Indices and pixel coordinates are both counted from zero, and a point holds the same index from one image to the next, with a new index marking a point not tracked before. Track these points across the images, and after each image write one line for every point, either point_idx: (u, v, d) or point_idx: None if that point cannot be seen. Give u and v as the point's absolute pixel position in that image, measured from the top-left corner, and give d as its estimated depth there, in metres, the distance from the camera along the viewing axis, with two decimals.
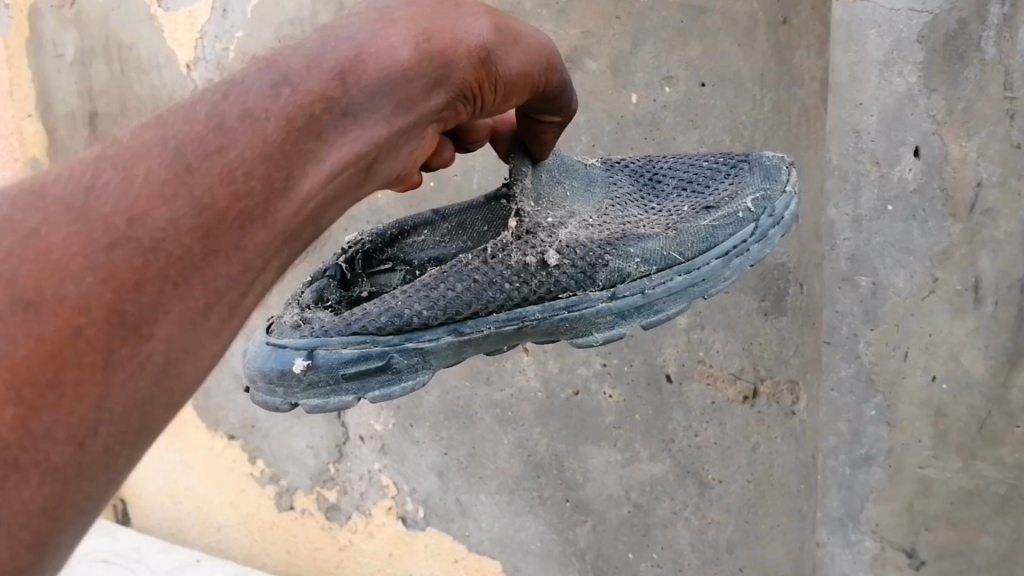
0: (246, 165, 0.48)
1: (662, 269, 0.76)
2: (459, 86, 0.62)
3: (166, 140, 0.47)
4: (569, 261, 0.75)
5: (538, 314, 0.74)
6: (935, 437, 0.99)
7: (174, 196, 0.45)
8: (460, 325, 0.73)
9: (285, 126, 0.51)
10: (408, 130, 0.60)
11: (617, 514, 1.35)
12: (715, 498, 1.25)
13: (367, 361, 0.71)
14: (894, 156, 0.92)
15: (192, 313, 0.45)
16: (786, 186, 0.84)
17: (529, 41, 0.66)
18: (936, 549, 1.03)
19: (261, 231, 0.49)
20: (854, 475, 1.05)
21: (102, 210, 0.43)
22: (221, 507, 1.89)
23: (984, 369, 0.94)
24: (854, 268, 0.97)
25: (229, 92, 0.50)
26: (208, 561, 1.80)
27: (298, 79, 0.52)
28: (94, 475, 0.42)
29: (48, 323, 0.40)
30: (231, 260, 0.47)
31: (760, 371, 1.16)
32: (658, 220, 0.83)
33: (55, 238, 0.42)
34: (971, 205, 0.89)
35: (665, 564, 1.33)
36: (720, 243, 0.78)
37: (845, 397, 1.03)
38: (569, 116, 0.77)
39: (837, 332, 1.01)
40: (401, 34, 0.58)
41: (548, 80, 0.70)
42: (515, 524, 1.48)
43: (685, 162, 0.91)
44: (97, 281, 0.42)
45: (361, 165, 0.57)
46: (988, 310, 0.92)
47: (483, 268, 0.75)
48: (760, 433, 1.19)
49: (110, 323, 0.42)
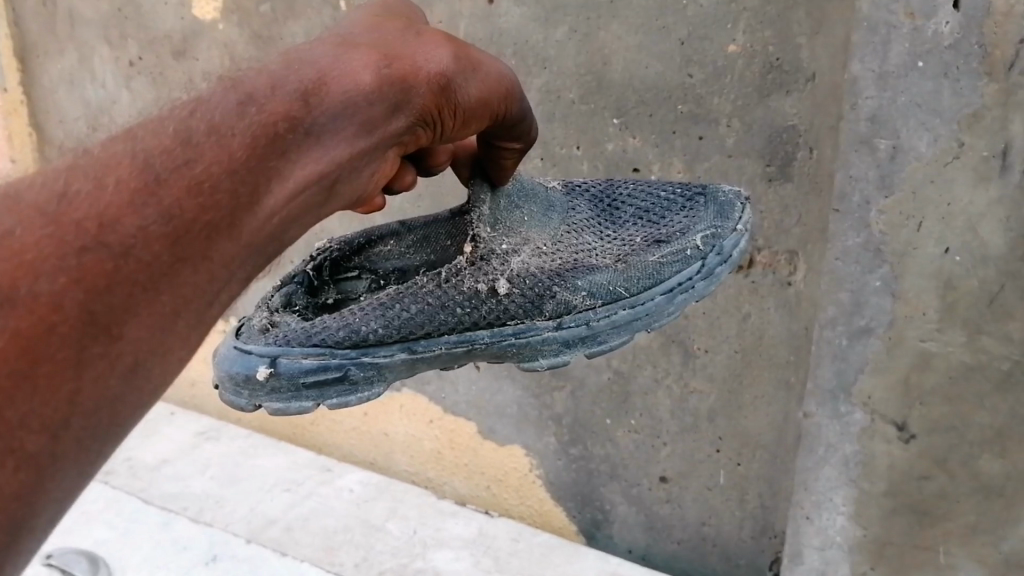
0: (212, 178, 0.55)
1: (607, 302, 0.84)
2: (421, 112, 0.69)
3: (135, 153, 0.53)
4: (519, 291, 0.83)
5: (487, 338, 0.82)
6: (942, 309, 0.96)
7: (143, 206, 0.51)
8: (413, 343, 0.81)
9: (250, 144, 0.58)
10: (369, 151, 0.67)
11: (597, 381, 1.32)
12: (699, 368, 1.22)
13: (326, 371, 0.78)
14: (931, 7, 0.87)
15: (159, 318, 0.51)
16: (737, 224, 0.90)
17: (490, 69, 0.73)
18: (928, 423, 1.03)
19: (226, 243, 0.56)
20: (851, 346, 1.03)
21: (76, 215, 0.49)
22: (194, 363, 1.84)
23: (1002, 243, 0.91)
24: (873, 130, 0.92)
25: (197, 110, 0.57)
26: (183, 415, 1.79)
27: (263, 100, 0.59)
28: (66, 461, 0.47)
29: (23, 318, 0.45)
30: (195, 268, 0.53)
31: (757, 241, 1.10)
32: (612, 251, 0.89)
33: (29, 240, 0.47)
34: (1010, 63, 0.85)
35: (643, 429, 1.31)
36: (665, 279, 0.85)
37: (849, 267, 0.99)
38: (529, 143, 0.82)
39: (848, 200, 0.96)
40: (362, 61, 0.65)
41: (508, 108, 0.76)
42: (492, 387, 1.45)
43: (647, 190, 0.97)
44: (66, 283, 0.47)
45: (324, 184, 0.64)
46: (1015, 178, 0.88)
47: (437, 291, 0.82)
48: (752, 303, 1.14)
49: (82, 321, 0.47)
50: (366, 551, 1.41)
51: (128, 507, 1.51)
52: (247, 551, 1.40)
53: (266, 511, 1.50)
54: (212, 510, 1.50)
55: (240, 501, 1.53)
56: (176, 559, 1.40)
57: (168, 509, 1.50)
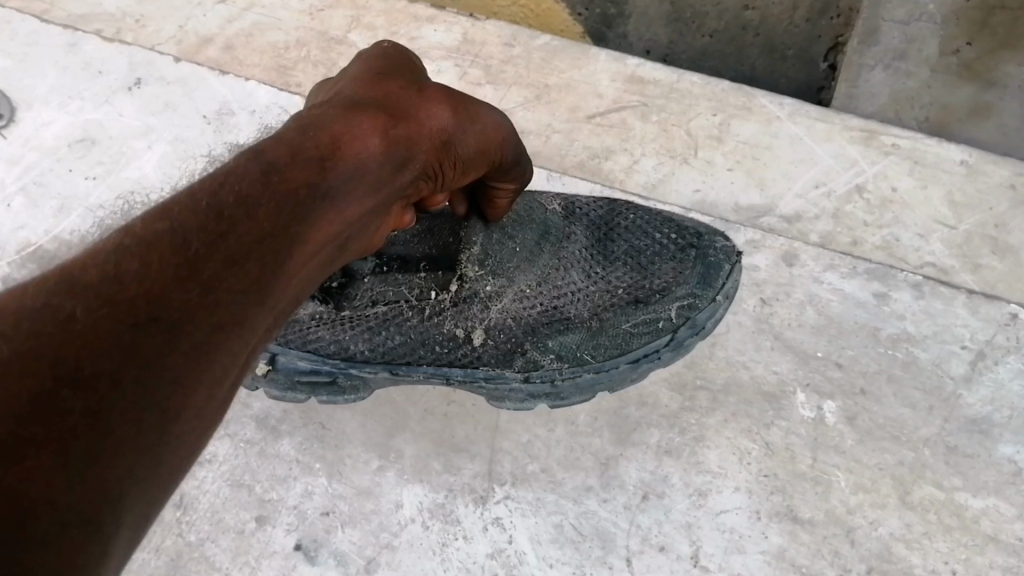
0: (243, 250, 0.55)
1: (573, 365, 0.87)
2: (423, 166, 0.71)
3: (172, 230, 0.52)
4: (492, 342, 0.87)
5: (460, 376, 0.87)
6: None
7: (186, 281, 0.50)
8: (395, 367, 0.87)
9: (272, 215, 0.57)
10: (373, 211, 0.67)
11: None
12: None
13: (317, 374, 0.89)
14: None
15: (195, 425, 0.48)
16: (718, 293, 0.91)
17: (484, 119, 0.74)
18: None
19: (257, 312, 0.55)
20: None
21: (126, 294, 0.47)
22: None
23: None
24: None
25: (224, 181, 0.57)
26: None
27: (283, 168, 0.60)
28: (118, 531, 0.43)
29: (87, 396, 0.43)
30: (230, 336, 0.52)
31: None
32: (598, 300, 0.89)
33: (87, 321, 0.45)
34: None
35: None
36: (632, 350, 0.88)
37: None
38: (524, 182, 0.81)
39: None
40: (370, 126, 0.66)
41: (501, 155, 0.76)
42: None
43: (646, 224, 0.96)
44: (123, 358, 0.45)
45: (333, 247, 0.64)
46: None
47: (419, 325, 0.87)
48: None
49: (134, 409, 0.45)
50: (326, 70, 1.26)
51: (25, 28, 1.31)
52: (177, 73, 1.26)
53: (198, 28, 1.32)
54: (133, 31, 1.31)
55: (164, 18, 1.33)
56: (92, 86, 1.25)
57: (74, 29, 1.31)
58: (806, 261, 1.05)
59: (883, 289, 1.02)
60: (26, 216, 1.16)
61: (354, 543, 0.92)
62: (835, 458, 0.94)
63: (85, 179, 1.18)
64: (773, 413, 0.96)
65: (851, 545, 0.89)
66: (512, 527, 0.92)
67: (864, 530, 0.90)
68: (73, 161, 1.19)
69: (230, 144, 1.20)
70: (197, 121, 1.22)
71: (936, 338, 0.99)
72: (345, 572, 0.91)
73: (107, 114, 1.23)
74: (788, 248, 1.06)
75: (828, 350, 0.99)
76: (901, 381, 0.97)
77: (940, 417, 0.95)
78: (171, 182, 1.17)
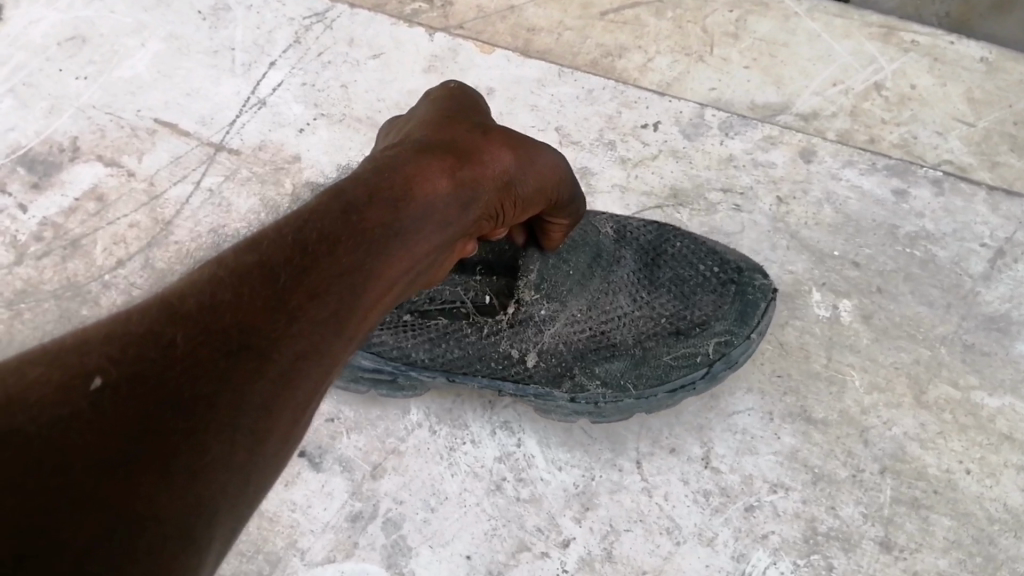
0: (325, 285, 0.53)
1: (616, 391, 0.83)
2: (486, 203, 0.68)
3: (260, 265, 0.50)
4: (545, 364, 0.83)
5: (511, 391, 0.83)
6: None
7: (275, 318, 0.49)
8: (452, 375, 0.84)
9: (346, 258, 0.55)
10: (435, 250, 0.64)
11: None
12: None
13: (380, 372, 0.86)
14: None
15: (273, 461, 0.47)
16: (753, 330, 0.85)
17: (545, 160, 0.71)
18: None
19: (334, 350, 0.52)
20: None
21: (219, 322, 0.46)
22: None
23: None
24: None
25: (305, 219, 0.55)
26: None
27: (359, 209, 0.58)
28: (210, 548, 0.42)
29: (184, 420, 0.42)
30: (308, 382, 0.50)
31: None
32: (642, 327, 0.85)
33: (185, 351, 0.44)
34: None
35: None
36: (673, 380, 0.83)
37: None
38: (576, 216, 0.78)
39: None
40: (438, 167, 0.64)
41: (558, 196, 0.74)
42: None
43: (692, 253, 0.89)
44: (218, 385, 0.44)
45: (398, 288, 0.61)
46: None
47: (477, 336, 0.84)
48: None
49: (223, 433, 0.43)
50: None
51: None
52: None
53: None
54: None
55: None
56: None
57: None
58: (824, 158, 1.03)
59: (901, 187, 1.01)
60: (16, 116, 1.12)
61: (359, 449, 0.91)
62: (850, 357, 0.93)
63: (77, 79, 1.14)
64: (787, 312, 0.95)
65: (865, 445, 0.88)
66: (521, 430, 0.91)
67: (878, 430, 0.89)
68: (63, 59, 1.16)
69: (226, 41, 1.17)
70: (192, 17, 1.19)
71: (956, 237, 0.98)
72: (350, 479, 0.90)
73: (97, 11, 1.19)
74: (805, 146, 1.04)
75: (845, 249, 0.98)
76: (919, 279, 0.96)
77: (957, 315, 0.94)
78: (166, 81, 1.14)
